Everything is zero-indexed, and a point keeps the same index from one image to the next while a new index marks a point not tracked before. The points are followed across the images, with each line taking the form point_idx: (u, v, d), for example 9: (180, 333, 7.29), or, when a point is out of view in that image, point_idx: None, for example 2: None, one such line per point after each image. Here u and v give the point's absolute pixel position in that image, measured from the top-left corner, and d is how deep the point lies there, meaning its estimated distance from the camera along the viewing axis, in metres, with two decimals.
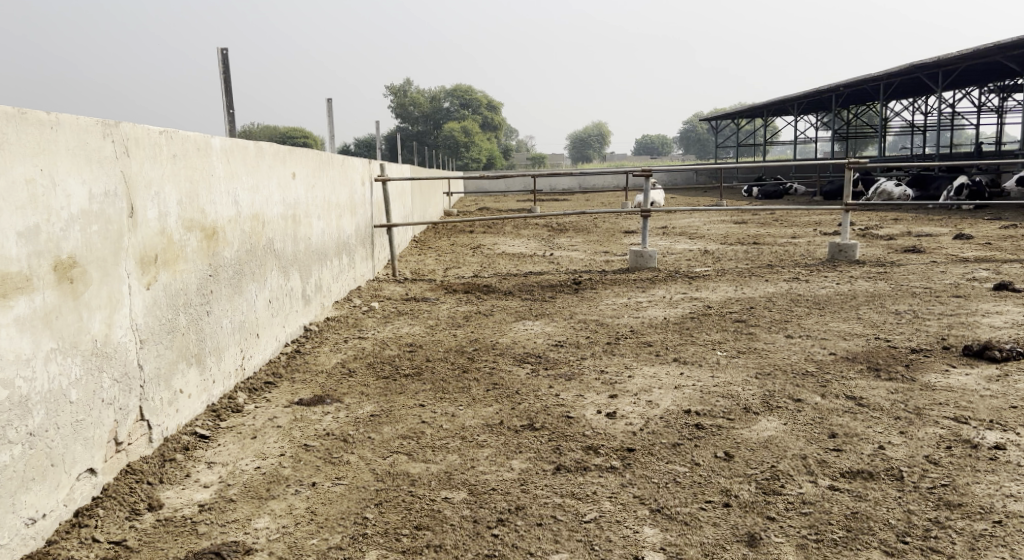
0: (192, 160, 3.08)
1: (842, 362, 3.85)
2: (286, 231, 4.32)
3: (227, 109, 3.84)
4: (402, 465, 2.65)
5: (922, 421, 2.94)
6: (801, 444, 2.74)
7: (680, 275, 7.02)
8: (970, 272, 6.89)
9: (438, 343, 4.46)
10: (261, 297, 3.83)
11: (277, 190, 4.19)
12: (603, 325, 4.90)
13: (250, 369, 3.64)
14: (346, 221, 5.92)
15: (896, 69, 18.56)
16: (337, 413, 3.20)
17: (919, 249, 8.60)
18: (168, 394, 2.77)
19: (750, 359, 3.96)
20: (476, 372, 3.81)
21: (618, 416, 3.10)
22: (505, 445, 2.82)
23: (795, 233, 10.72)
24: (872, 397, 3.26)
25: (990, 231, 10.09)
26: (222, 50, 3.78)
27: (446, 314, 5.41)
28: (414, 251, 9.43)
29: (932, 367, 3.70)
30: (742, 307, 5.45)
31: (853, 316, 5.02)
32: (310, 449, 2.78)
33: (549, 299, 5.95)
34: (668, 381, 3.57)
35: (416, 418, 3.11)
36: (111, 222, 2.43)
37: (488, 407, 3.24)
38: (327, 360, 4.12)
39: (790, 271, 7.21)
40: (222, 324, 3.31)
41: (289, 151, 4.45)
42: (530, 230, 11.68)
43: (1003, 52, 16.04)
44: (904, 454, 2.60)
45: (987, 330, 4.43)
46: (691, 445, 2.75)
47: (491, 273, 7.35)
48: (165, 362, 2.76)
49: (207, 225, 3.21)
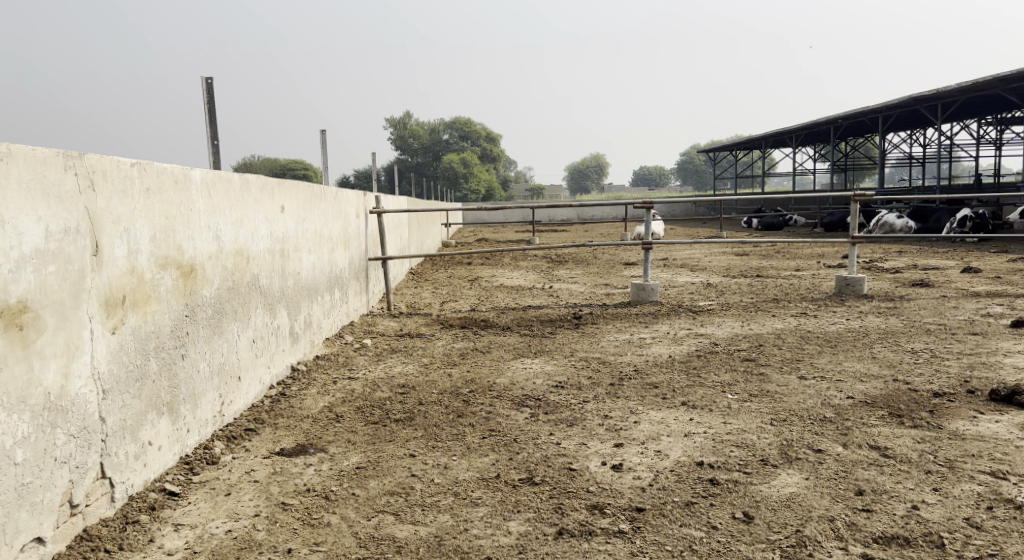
0: (169, 193, 2.89)
1: (862, 407, 3.61)
2: (272, 266, 4.11)
3: (212, 140, 3.65)
4: (388, 528, 2.41)
5: (956, 476, 2.70)
6: (826, 503, 2.49)
7: (684, 310, 6.80)
8: (984, 307, 6.68)
9: (433, 384, 4.22)
10: (243, 337, 3.61)
11: (264, 224, 3.99)
12: (605, 363, 4.66)
13: (229, 416, 3.40)
14: (338, 254, 5.70)
15: (895, 102, 18.61)
16: (320, 465, 2.96)
17: (927, 282, 8.40)
18: (135, 447, 2.55)
19: (763, 403, 3.72)
20: (472, 416, 3.57)
21: (624, 469, 2.86)
22: (502, 502, 2.58)
23: (799, 265, 10.54)
24: (898, 447, 3.02)
25: (998, 265, 9.90)
26: (207, 78, 3.62)
27: (442, 351, 5.17)
28: (410, 284, 9.21)
29: (959, 414, 3.47)
30: (751, 344, 5.21)
31: (868, 355, 4.80)
32: (287, 509, 2.55)
33: (549, 335, 5.71)
34: (677, 428, 3.33)
35: (405, 471, 2.86)
36: (71, 262, 2.23)
37: (483, 458, 3.00)
38: (313, 403, 3.88)
39: (798, 306, 7.00)
40: (198, 368, 3.09)
41: (277, 183, 4.26)
42: (528, 262, 11.47)
43: (1003, 85, 16.05)
44: (942, 516, 2.37)
45: (1012, 372, 4.21)
46: (706, 505, 2.52)
47: (489, 307, 7.13)
48: (132, 413, 2.54)
49: (185, 263, 3.01)
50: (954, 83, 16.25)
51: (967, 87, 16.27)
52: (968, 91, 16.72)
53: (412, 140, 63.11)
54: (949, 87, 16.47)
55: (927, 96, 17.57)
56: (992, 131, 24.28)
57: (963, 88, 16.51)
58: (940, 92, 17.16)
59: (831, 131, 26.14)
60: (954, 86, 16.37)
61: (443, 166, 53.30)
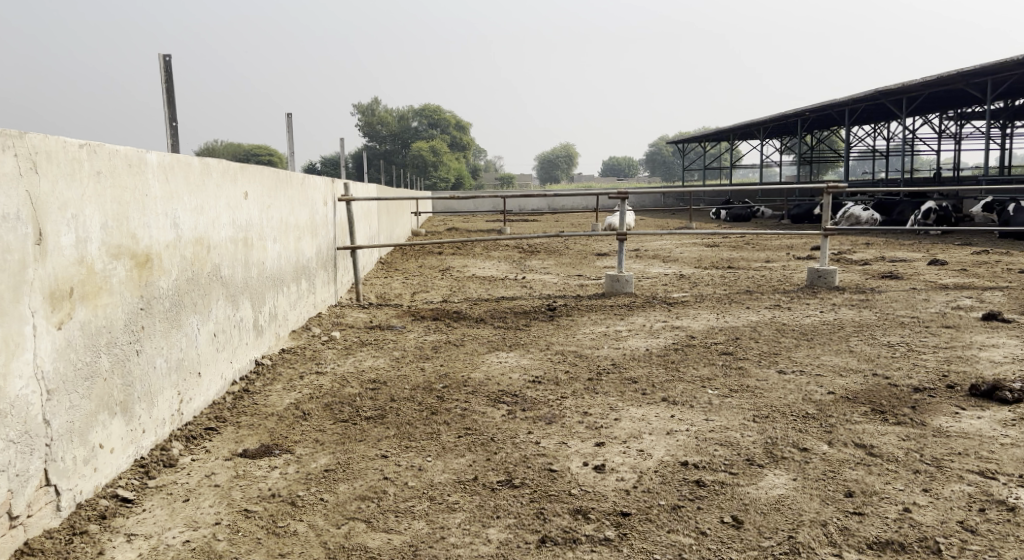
0: (121, 177, 2.69)
1: (844, 403, 3.55)
2: (235, 256, 3.91)
3: (170, 121, 3.44)
4: (359, 537, 2.27)
5: (945, 476, 2.64)
6: (817, 506, 2.41)
7: (658, 301, 6.73)
8: (954, 300, 6.72)
9: (405, 379, 4.06)
10: (204, 330, 3.42)
11: (225, 211, 3.78)
12: (582, 357, 4.56)
13: (188, 414, 3.22)
14: (304, 243, 5.50)
15: (861, 96, 18.82)
16: (286, 467, 2.79)
17: (896, 274, 8.45)
18: (84, 452, 2.37)
19: (744, 399, 3.64)
20: (446, 414, 3.42)
21: (607, 469, 2.74)
22: (480, 507, 2.45)
23: (769, 257, 10.57)
24: (884, 445, 2.96)
25: (963, 257, 10.03)
26: (165, 56, 3.41)
27: (414, 345, 5.01)
28: (380, 274, 9.02)
29: (941, 410, 3.42)
30: (727, 337, 5.14)
31: (844, 348, 4.76)
32: (250, 517, 2.38)
33: (523, 327, 5.58)
34: (659, 425, 3.23)
35: (377, 474, 2.71)
36: (9, 251, 2.05)
37: (459, 458, 2.86)
38: (279, 400, 3.69)
39: (771, 298, 6.97)
40: (154, 364, 2.90)
41: (240, 168, 4.05)
42: (500, 252, 11.33)
43: (965, 80, 16.29)
44: (935, 519, 2.30)
45: (988, 366, 4.20)
46: (693, 508, 2.41)
47: (461, 298, 6.98)
48: (80, 414, 2.36)
49: (140, 252, 2.81)
50: (918, 79, 16.46)
51: (931, 81, 16.50)
52: (931, 85, 16.96)
53: (381, 127, 62.33)
54: (913, 82, 16.68)
55: (892, 89, 17.77)
56: (953, 125, 24.72)
57: (927, 83, 16.72)
58: (905, 87, 17.36)
59: (798, 123, 26.37)
60: (918, 80, 16.57)
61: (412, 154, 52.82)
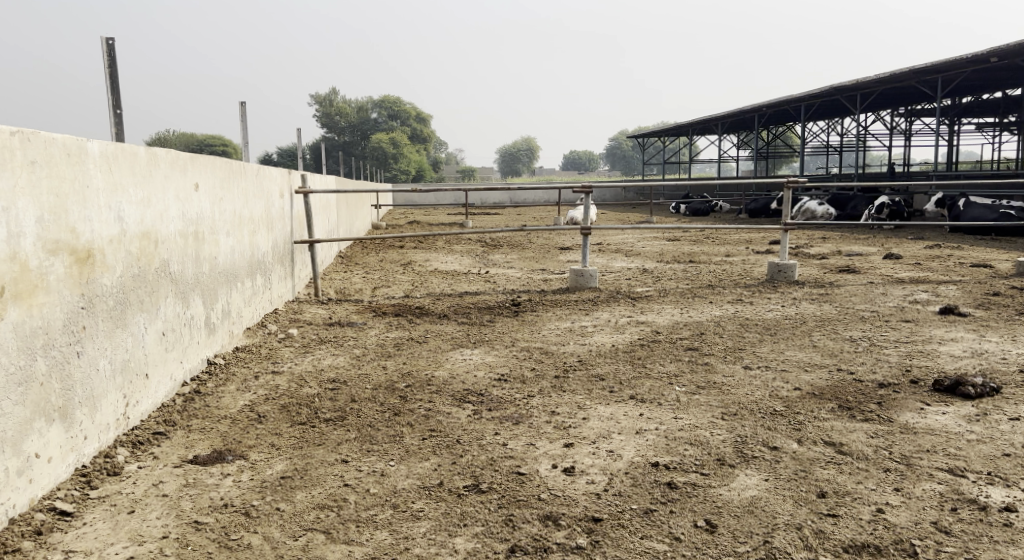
0: (59, 167, 2.53)
1: (811, 400, 3.53)
2: (184, 251, 3.72)
3: (114, 108, 3.25)
4: (318, 549, 2.15)
5: (915, 474, 2.62)
6: (790, 508, 2.37)
7: (623, 296, 6.68)
8: (910, 294, 6.83)
9: (366, 378, 3.93)
10: (151, 330, 3.24)
11: (174, 203, 3.59)
12: (547, 354, 4.47)
13: (135, 418, 3.04)
14: (259, 237, 5.30)
15: (817, 92, 19.12)
16: (239, 474, 2.65)
17: (853, 269, 8.56)
18: (17, 462, 2.21)
19: (712, 396, 3.60)
20: (409, 415, 3.31)
21: (577, 472, 2.66)
22: (447, 515, 2.35)
23: (729, 251, 10.65)
24: (854, 443, 2.94)
25: (916, 251, 10.25)
26: (108, 39, 3.22)
27: (375, 342, 4.86)
28: (340, 268, 8.82)
29: (906, 406, 3.42)
30: (692, 332, 5.10)
31: (808, 343, 4.77)
32: (201, 528, 2.25)
33: (487, 323, 5.48)
34: (628, 425, 3.16)
35: (337, 481, 2.59)
36: None
37: (424, 462, 2.75)
38: (232, 402, 3.54)
39: (733, 292, 6.99)
40: (97, 367, 2.73)
41: (190, 158, 3.86)
42: (462, 246, 11.22)
43: (918, 78, 16.64)
44: (908, 520, 2.28)
45: (949, 360, 4.24)
46: (665, 511, 2.35)
47: (424, 293, 6.84)
48: (13, 422, 2.20)
49: (80, 247, 2.64)
50: (872, 75, 16.77)
51: (884, 79, 16.86)
52: (884, 82, 17.35)
53: (339, 119, 61.46)
54: (868, 78, 16.99)
55: (846, 86, 18.12)
56: (903, 122, 25.30)
57: (880, 80, 17.05)
58: (860, 83, 17.68)
59: (755, 119, 26.73)
60: (872, 78, 16.93)
61: (372, 146, 52.23)
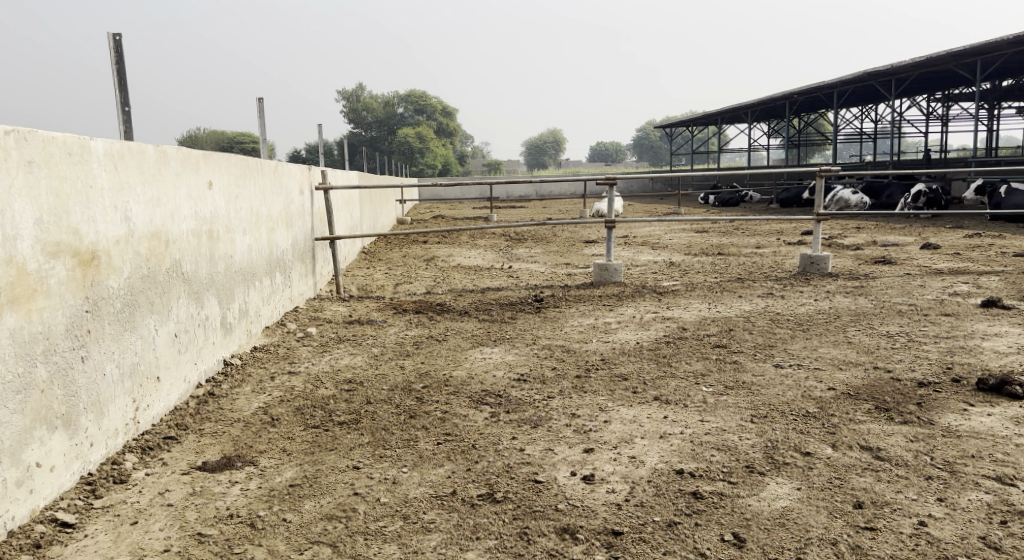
0: (59, 167, 2.45)
1: (846, 400, 3.36)
2: (198, 250, 3.65)
3: (122, 106, 3.18)
4: None
5: (961, 483, 2.45)
6: (824, 520, 2.22)
7: (648, 291, 6.51)
8: (950, 285, 6.56)
9: (383, 378, 3.84)
10: (162, 332, 3.17)
11: (185, 202, 3.51)
12: (569, 352, 4.34)
13: (146, 422, 2.99)
14: (278, 235, 5.23)
15: (849, 77, 18.61)
16: (247, 482, 2.57)
17: (889, 259, 8.28)
18: (16, 473, 2.17)
19: (741, 396, 3.44)
20: (424, 418, 3.20)
21: (597, 480, 2.53)
22: (459, 526, 2.24)
23: (758, 242, 10.40)
24: (892, 447, 2.76)
25: (955, 240, 9.90)
26: (115, 34, 3.15)
27: (394, 341, 4.76)
28: (363, 264, 8.77)
29: (948, 406, 3.23)
30: (720, 329, 4.94)
31: (843, 339, 4.57)
32: (204, 542, 2.19)
33: (509, 320, 5.36)
34: (651, 428, 3.02)
35: (348, 489, 2.49)
36: None
37: (437, 470, 2.64)
38: (246, 404, 3.47)
39: (764, 286, 6.79)
40: (105, 371, 2.67)
41: (203, 156, 3.78)
42: (487, 240, 11.11)
43: (956, 60, 16.10)
44: (954, 534, 2.12)
45: (994, 357, 4.02)
46: (690, 524, 2.22)
47: (446, 289, 6.74)
48: (12, 432, 2.15)
49: (84, 249, 2.57)
50: (908, 59, 16.26)
51: (920, 62, 16.34)
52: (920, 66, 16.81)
53: (366, 114, 61.71)
54: (903, 63, 16.48)
55: (880, 70, 17.62)
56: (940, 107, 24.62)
57: (917, 64, 16.53)
58: (894, 67, 17.16)
59: (786, 107, 26.18)
60: (907, 62, 16.42)
61: (398, 141, 52.34)
